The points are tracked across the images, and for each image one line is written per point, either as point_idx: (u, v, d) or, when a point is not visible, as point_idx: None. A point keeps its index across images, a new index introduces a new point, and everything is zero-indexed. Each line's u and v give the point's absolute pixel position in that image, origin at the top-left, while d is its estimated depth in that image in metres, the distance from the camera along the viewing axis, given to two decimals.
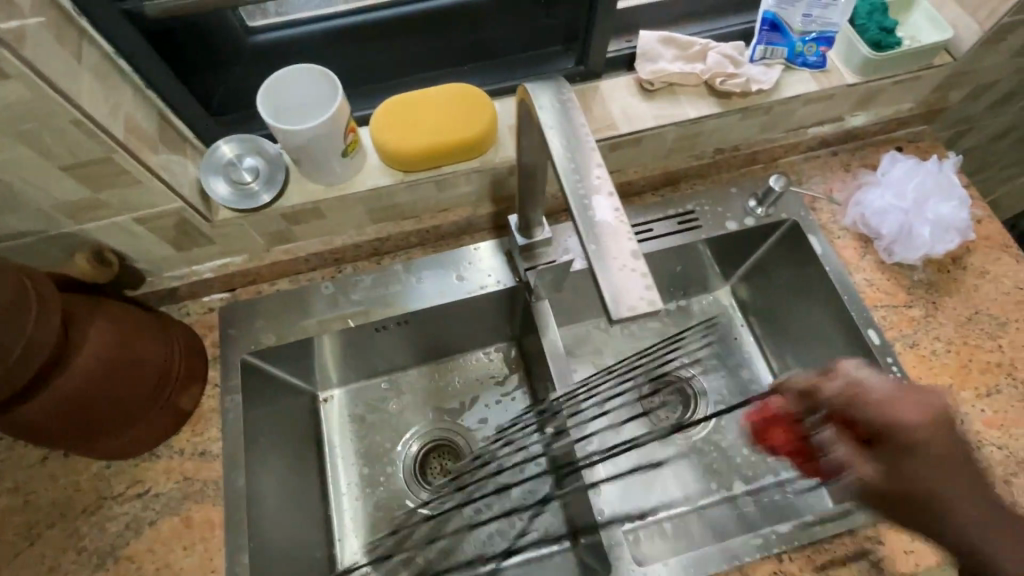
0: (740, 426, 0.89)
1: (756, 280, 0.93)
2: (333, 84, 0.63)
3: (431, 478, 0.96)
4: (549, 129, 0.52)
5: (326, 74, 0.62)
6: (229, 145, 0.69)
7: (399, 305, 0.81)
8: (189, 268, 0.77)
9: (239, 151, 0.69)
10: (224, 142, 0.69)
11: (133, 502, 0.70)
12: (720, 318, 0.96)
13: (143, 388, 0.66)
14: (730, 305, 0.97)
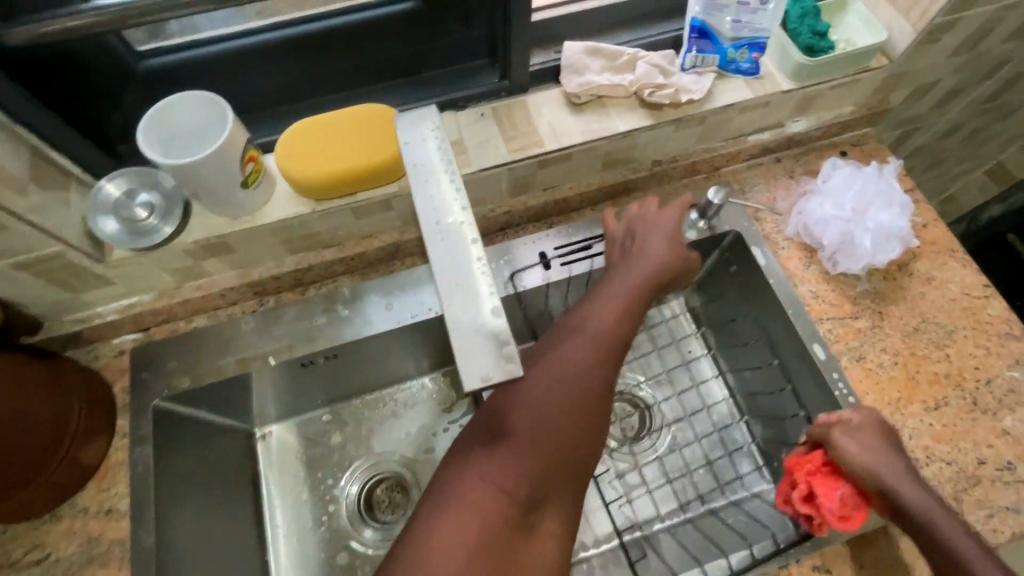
0: (695, 440, 0.86)
1: (707, 291, 0.91)
2: (224, 112, 0.58)
3: (378, 514, 0.91)
4: (418, 165, 0.48)
5: (217, 102, 0.58)
6: (115, 183, 0.64)
7: (324, 340, 0.77)
8: (91, 310, 0.72)
9: (129, 186, 0.64)
10: (110, 177, 0.64)
11: (32, 569, 0.64)
12: (674, 331, 0.94)
13: (33, 448, 0.61)
14: (683, 317, 0.95)
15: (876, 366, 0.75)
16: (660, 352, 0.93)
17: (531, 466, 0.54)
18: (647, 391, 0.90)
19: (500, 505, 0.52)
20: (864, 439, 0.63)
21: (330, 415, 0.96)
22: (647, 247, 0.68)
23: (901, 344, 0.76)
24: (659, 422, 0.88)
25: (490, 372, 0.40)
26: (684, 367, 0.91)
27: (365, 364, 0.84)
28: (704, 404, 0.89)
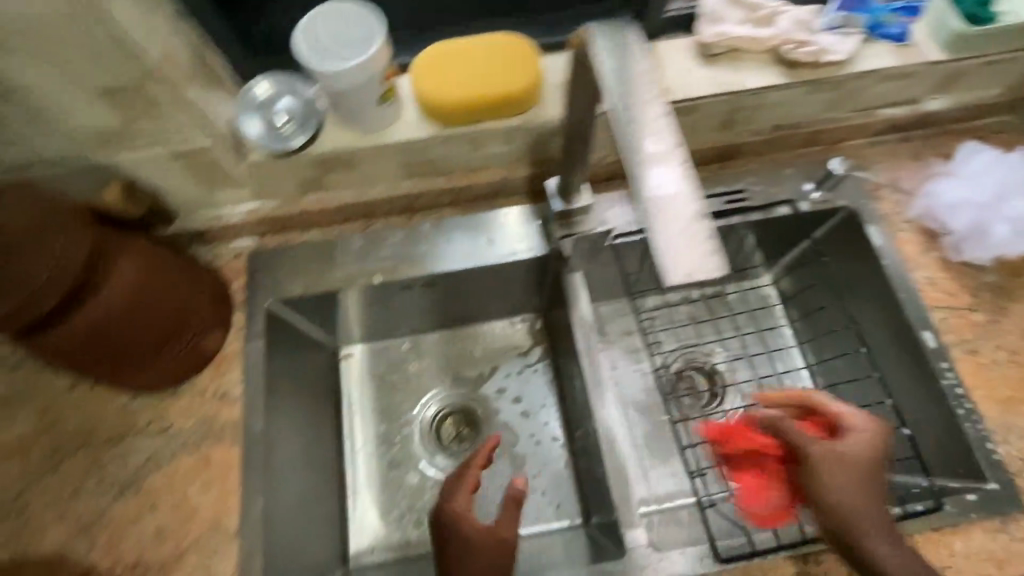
0: None
1: (803, 272, 0.86)
2: (379, 28, 0.60)
3: (446, 443, 0.95)
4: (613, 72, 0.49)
5: (376, 18, 0.60)
6: (264, 85, 0.67)
7: (426, 266, 0.79)
8: (220, 209, 0.76)
9: (274, 91, 0.67)
10: (262, 79, 0.67)
11: (155, 437, 0.70)
12: (759, 309, 0.90)
13: (166, 327, 0.66)
14: (771, 297, 0.91)
15: (990, 362, 0.72)
16: (741, 328, 0.89)
17: None
18: (724, 364, 0.87)
19: None
20: (852, 482, 0.58)
21: (410, 344, 1.00)
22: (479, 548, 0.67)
23: (1019, 343, 0.73)
24: (733, 397, 0.85)
25: (700, 271, 0.42)
26: (766, 347, 0.88)
27: (456, 296, 0.85)
28: (782, 385, 0.86)
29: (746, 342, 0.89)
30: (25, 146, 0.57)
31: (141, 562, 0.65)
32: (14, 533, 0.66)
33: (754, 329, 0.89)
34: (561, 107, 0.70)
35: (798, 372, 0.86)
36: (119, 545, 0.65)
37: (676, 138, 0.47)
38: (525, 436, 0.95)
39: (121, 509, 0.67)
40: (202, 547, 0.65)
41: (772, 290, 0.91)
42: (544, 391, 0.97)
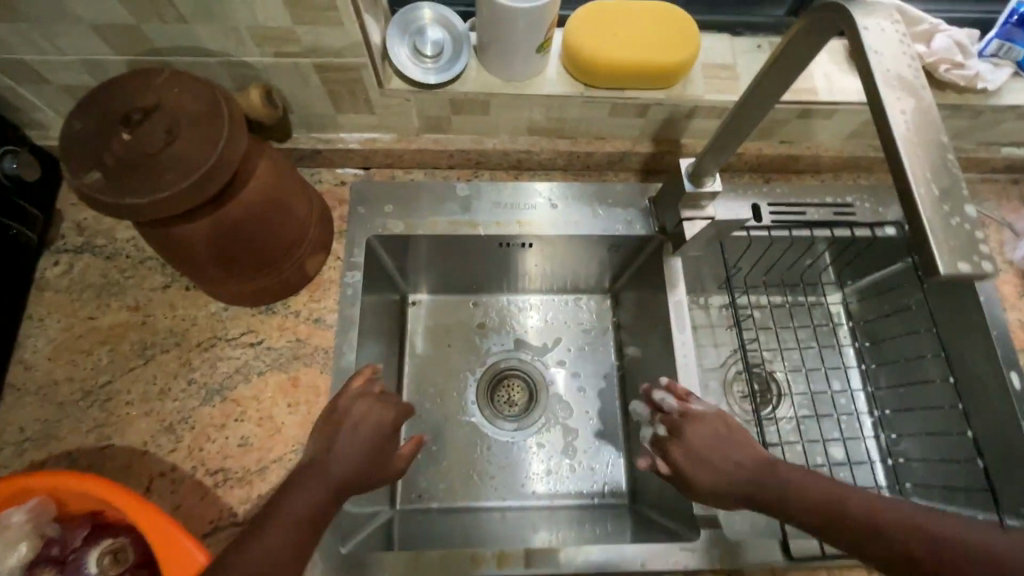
0: (819, 434, 0.86)
1: (874, 297, 0.88)
2: None
3: (498, 406, 0.95)
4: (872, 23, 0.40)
5: None
6: (427, 15, 0.68)
7: (530, 227, 0.79)
8: (338, 133, 0.75)
9: (432, 24, 0.68)
10: (426, 7, 0.69)
11: (245, 350, 0.70)
12: (823, 325, 0.92)
13: (282, 239, 0.65)
14: (835, 314, 0.93)
15: None
16: (805, 342, 0.91)
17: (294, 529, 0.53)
18: (782, 373, 0.89)
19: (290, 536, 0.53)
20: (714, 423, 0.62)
21: (479, 303, 1.01)
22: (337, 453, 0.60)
23: None
24: (786, 406, 0.87)
25: (968, 266, 0.32)
26: (824, 362, 0.90)
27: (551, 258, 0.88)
28: (835, 403, 0.88)
29: (805, 355, 0.90)
30: (186, 34, 0.56)
31: (224, 468, 0.65)
32: (100, 420, 0.66)
33: (816, 344, 0.91)
34: (704, 89, 0.69)
35: (852, 392, 0.88)
36: (202, 449, 0.65)
37: (936, 111, 0.37)
38: (582, 412, 0.95)
39: (208, 414, 0.67)
40: (286, 463, 0.66)
41: (838, 309, 0.93)
42: (608, 370, 0.98)
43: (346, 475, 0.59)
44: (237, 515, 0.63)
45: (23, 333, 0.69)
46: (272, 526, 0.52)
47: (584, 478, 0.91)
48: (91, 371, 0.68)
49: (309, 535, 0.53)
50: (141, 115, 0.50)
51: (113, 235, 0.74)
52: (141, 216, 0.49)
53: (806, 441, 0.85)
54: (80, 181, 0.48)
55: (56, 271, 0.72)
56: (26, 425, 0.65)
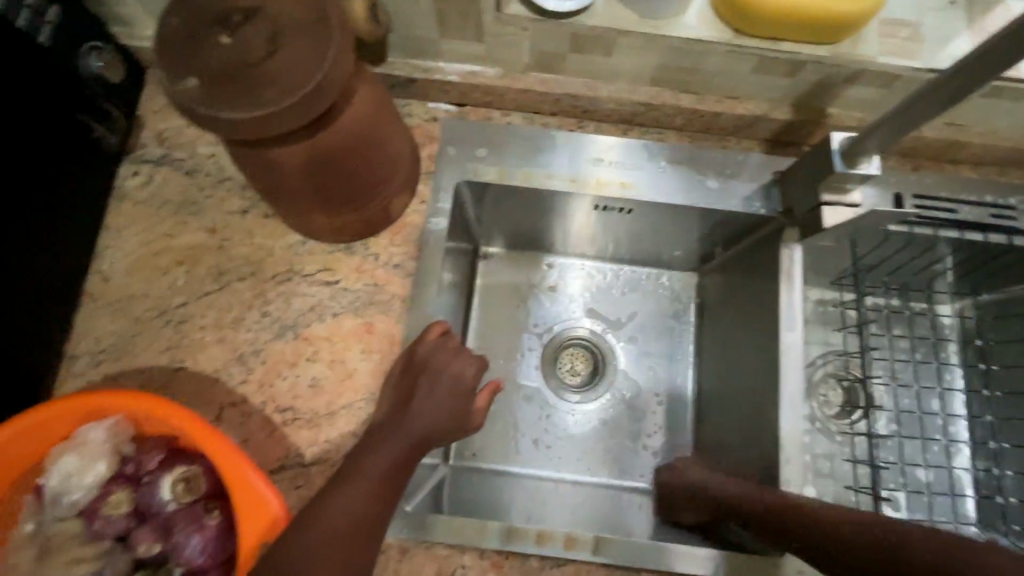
0: (915, 455, 0.78)
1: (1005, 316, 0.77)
2: None
3: (560, 373, 0.91)
4: None
5: None
6: None
7: (635, 192, 0.71)
8: (438, 62, 0.67)
9: None
10: None
11: (320, 289, 0.67)
12: (935, 338, 0.81)
13: (373, 174, 0.59)
14: (949, 327, 0.82)
15: None
16: (913, 354, 0.81)
17: (370, 491, 0.52)
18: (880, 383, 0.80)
19: (365, 495, 0.51)
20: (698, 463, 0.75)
21: (553, 264, 0.94)
22: (415, 410, 0.56)
23: None
24: (880, 419, 0.79)
25: None
26: (930, 378, 0.80)
27: (650, 226, 0.81)
28: (937, 424, 0.79)
29: (911, 368, 0.81)
30: None
31: (293, 407, 0.63)
32: (173, 341, 0.64)
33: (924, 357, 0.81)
34: (876, 50, 0.59)
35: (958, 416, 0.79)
36: (272, 385, 0.63)
37: None
38: (651, 392, 0.90)
39: (280, 350, 0.65)
40: (355, 412, 0.63)
41: (954, 323, 0.82)
42: (683, 353, 0.91)
43: (425, 429, 0.56)
44: (304, 456, 0.62)
45: (102, 244, 0.67)
46: (359, 478, 0.52)
47: (643, 462, 0.86)
48: (167, 290, 0.66)
49: (393, 488, 0.53)
50: (241, 18, 0.44)
51: (193, 149, 0.70)
52: (237, 135, 0.44)
53: (900, 461, 0.78)
54: (174, 89, 0.43)
55: (135, 181, 0.69)
56: (102, 337, 0.64)
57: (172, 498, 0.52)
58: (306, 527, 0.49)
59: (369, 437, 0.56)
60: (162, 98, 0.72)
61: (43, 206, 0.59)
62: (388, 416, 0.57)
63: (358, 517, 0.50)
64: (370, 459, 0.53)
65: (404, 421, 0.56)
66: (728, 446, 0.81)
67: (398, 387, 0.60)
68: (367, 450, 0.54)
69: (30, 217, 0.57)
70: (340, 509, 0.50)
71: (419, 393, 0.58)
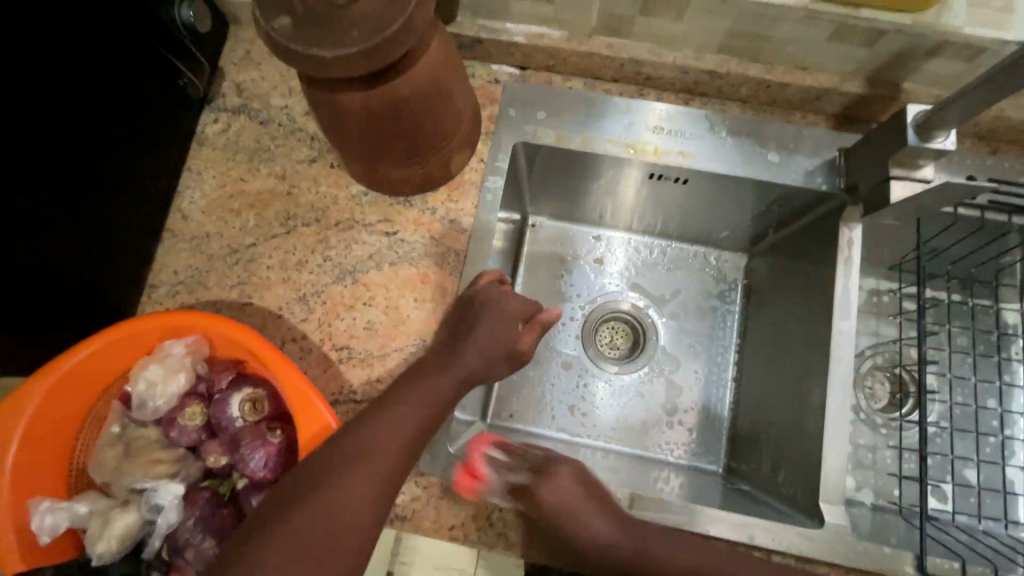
0: (965, 449, 0.76)
1: None
2: None
3: (599, 344, 0.92)
4: None
5: None
6: None
7: (692, 162, 0.70)
8: (506, 24, 0.69)
9: None
10: None
11: (379, 238, 0.69)
12: (996, 333, 0.78)
13: (439, 128, 0.61)
14: (1013, 323, 0.79)
15: None
16: (971, 347, 0.79)
17: (414, 415, 0.54)
18: (933, 373, 0.78)
19: (408, 418, 0.53)
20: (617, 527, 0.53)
21: (599, 237, 0.95)
22: (462, 349, 0.59)
23: None
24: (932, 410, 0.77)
25: None
26: (988, 372, 0.78)
27: (702, 200, 0.81)
28: (993, 419, 0.77)
29: (968, 361, 0.78)
30: None
31: (349, 347, 0.66)
32: (242, 278, 0.69)
33: (983, 351, 0.78)
34: (962, 20, 0.57)
35: (1016, 412, 0.76)
36: (331, 325, 0.67)
37: None
38: (691, 370, 0.90)
39: (339, 293, 0.68)
40: (406, 355, 0.66)
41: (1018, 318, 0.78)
42: (725, 334, 0.90)
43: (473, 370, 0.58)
44: (357, 393, 0.65)
45: (181, 184, 0.72)
46: (406, 402, 0.54)
47: (678, 436, 0.87)
48: (239, 231, 0.70)
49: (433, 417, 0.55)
50: None
51: (267, 100, 0.74)
52: (322, 72, 0.47)
53: (948, 453, 0.76)
54: (270, 27, 0.46)
55: (215, 128, 0.74)
56: (179, 270, 0.69)
57: (240, 416, 0.56)
58: (348, 438, 0.51)
59: (417, 371, 0.58)
60: (242, 52, 0.76)
61: (132, 142, 0.64)
62: (433, 354, 0.60)
63: (397, 438, 0.52)
64: (418, 388, 0.55)
65: (452, 360, 0.58)
66: (768, 426, 0.80)
67: (445, 328, 0.62)
68: (413, 380, 0.56)
69: (121, 150, 0.62)
70: (385, 426, 0.52)
71: (467, 335, 0.60)
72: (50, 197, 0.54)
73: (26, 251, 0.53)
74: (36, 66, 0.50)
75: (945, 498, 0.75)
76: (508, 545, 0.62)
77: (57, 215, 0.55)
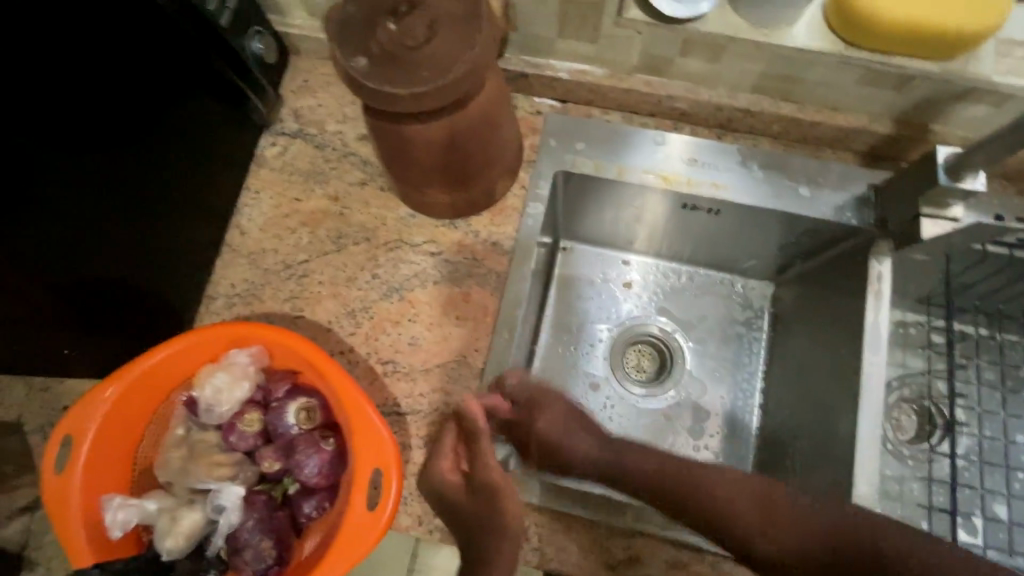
0: (997, 484, 0.76)
1: None
2: None
3: (627, 367, 0.93)
4: None
5: None
6: None
7: (725, 194, 0.73)
8: (550, 61, 0.73)
9: None
10: None
11: (424, 258, 0.73)
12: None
13: (488, 157, 0.65)
14: None
15: None
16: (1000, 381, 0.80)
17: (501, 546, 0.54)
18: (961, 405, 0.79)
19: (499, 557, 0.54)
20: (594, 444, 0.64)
21: (627, 262, 0.97)
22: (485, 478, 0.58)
23: None
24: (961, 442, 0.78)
25: None
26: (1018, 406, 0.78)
27: (731, 228, 0.83)
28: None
29: (998, 395, 0.79)
30: None
31: (393, 361, 0.69)
32: (295, 292, 0.73)
33: (1013, 386, 0.79)
34: (991, 68, 0.60)
35: None
36: (377, 339, 0.70)
37: None
38: (716, 395, 0.91)
39: (385, 309, 0.71)
40: (448, 372, 0.69)
41: None
42: (751, 360, 0.92)
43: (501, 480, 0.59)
44: (400, 406, 0.68)
45: (241, 202, 0.77)
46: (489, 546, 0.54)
47: (704, 461, 0.88)
48: (293, 248, 0.74)
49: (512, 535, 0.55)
50: (407, 9, 0.51)
51: (323, 126, 0.79)
52: (393, 107, 0.51)
53: (978, 487, 0.76)
54: (348, 66, 0.50)
55: (273, 150, 0.79)
56: (236, 283, 0.73)
57: (295, 424, 0.59)
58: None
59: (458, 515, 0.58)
60: (300, 80, 0.81)
61: (198, 162, 0.69)
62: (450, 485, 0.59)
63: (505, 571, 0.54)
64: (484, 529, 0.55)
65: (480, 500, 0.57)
66: (793, 453, 0.82)
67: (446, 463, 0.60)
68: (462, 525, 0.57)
69: (187, 169, 0.67)
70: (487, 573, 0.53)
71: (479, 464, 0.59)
72: (117, 211, 0.59)
73: (98, 257, 0.58)
74: (125, 99, 0.56)
75: (977, 531, 0.75)
76: (543, 560, 0.65)
77: (122, 228, 0.60)
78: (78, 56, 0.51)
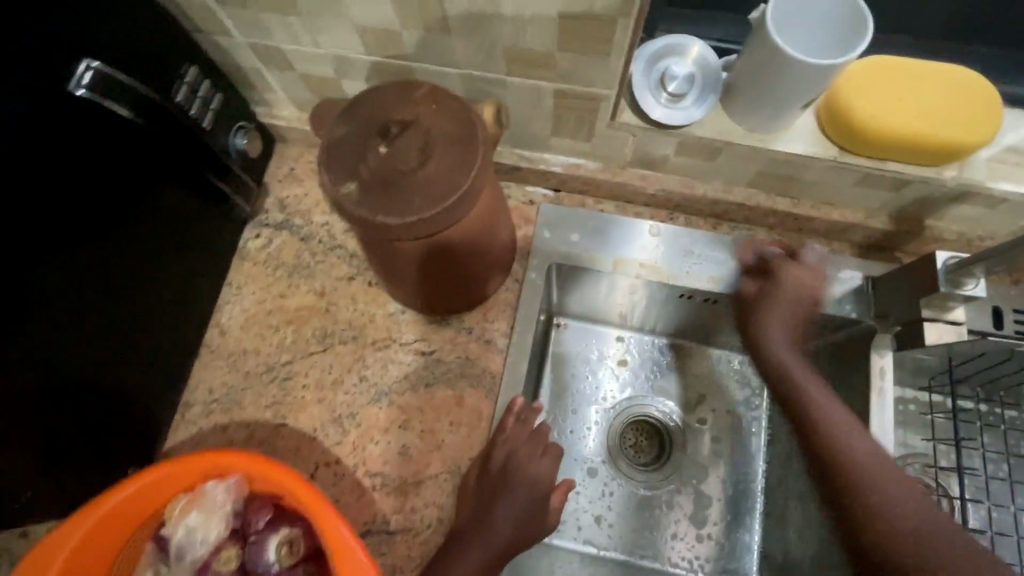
0: None
1: None
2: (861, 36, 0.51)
3: (625, 450, 0.90)
4: None
5: (862, 25, 0.51)
6: (697, 48, 0.63)
7: (723, 285, 0.72)
8: (542, 153, 0.72)
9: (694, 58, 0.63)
10: (695, 43, 0.63)
11: (415, 358, 0.70)
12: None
13: (482, 261, 0.63)
14: None
15: None
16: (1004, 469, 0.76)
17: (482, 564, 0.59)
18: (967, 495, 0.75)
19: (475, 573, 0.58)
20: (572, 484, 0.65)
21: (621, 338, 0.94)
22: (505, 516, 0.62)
23: None
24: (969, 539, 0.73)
25: None
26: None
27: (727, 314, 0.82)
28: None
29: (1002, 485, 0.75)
30: (441, 42, 0.56)
31: (383, 473, 0.65)
32: (278, 397, 0.69)
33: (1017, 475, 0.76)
34: (982, 173, 0.60)
35: None
36: (365, 449, 0.66)
37: None
38: (718, 478, 0.88)
39: (373, 415, 0.68)
40: (442, 483, 0.65)
41: None
42: (752, 442, 0.89)
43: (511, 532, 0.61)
44: (390, 523, 0.64)
45: (222, 299, 0.73)
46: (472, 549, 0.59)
47: (708, 554, 0.84)
48: (275, 348, 0.71)
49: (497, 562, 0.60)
50: (399, 130, 0.49)
51: (309, 217, 0.77)
52: (387, 233, 0.49)
53: None
54: (337, 192, 0.48)
55: (256, 244, 0.76)
56: (214, 388, 0.70)
57: (275, 560, 0.55)
58: None
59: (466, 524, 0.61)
60: (286, 169, 0.79)
61: (177, 266, 0.65)
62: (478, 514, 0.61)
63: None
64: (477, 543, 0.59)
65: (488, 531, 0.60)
66: (802, 548, 0.79)
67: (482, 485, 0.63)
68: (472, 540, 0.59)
69: (166, 275, 0.64)
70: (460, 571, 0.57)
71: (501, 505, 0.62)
72: (89, 338, 0.55)
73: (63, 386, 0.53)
74: (102, 218, 0.53)
75: None
76: None
77: (95, 349, 0.56)
78: (68, 200, 0.49)
